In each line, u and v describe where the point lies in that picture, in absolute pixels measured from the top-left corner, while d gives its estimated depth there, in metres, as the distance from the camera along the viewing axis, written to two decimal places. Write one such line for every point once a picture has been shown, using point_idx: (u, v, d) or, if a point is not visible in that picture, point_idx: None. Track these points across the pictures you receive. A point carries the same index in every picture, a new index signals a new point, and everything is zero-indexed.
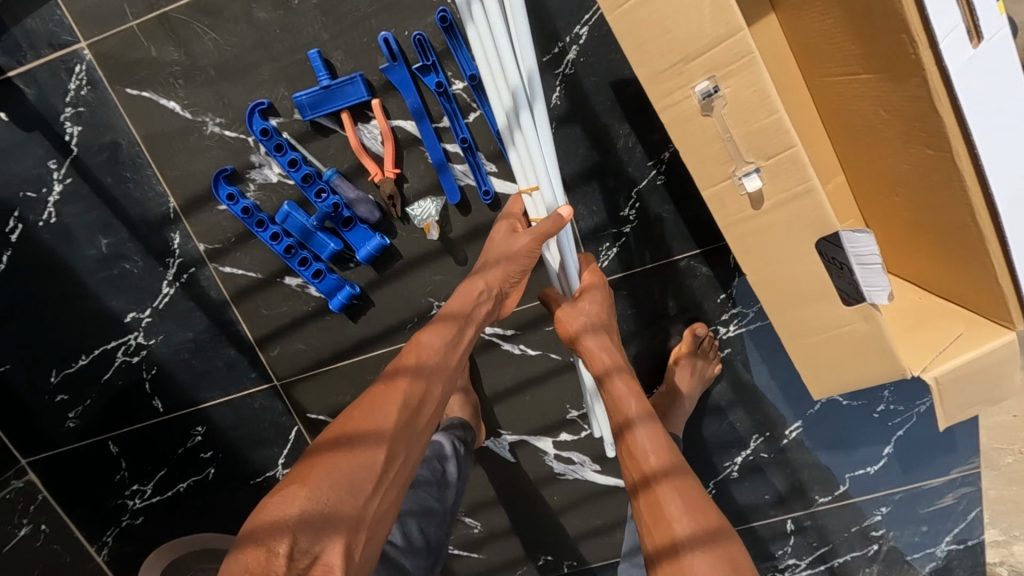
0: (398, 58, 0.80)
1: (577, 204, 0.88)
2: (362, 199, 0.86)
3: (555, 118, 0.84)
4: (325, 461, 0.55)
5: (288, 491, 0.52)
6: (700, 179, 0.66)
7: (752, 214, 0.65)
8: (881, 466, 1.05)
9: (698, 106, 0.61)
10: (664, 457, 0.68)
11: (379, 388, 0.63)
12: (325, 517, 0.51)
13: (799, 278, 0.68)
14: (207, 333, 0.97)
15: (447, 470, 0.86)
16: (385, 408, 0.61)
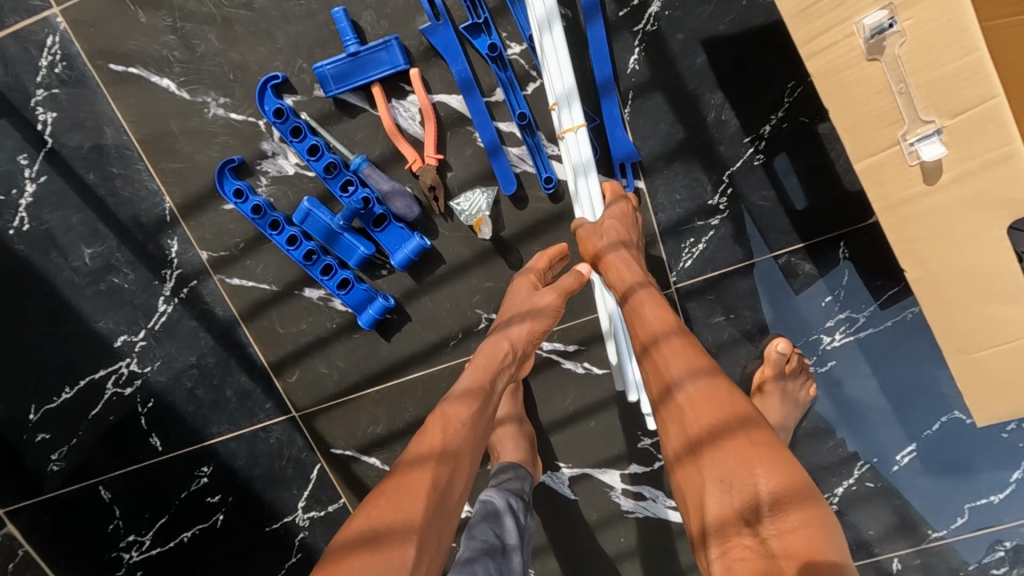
0: (443, 17, 0.65)
1: (656, 191, 0.73)
2: (398, 192, 0.71)
3: (633, 87, 0.69)
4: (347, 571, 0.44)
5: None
6: (851, 147, 0.50)
7: (922, 190, 0.50)
8: (1008, 494, 0.86)
9: (863, 47, 0.46)
10: (678, 349, 0.51)
11: (405, 465, 0.53)
12: None
13: (976, 274, 0.52)
14: (212, 357, 0.82)
15: (503, 536, 0.67)
16: (412, 490, 0.50)
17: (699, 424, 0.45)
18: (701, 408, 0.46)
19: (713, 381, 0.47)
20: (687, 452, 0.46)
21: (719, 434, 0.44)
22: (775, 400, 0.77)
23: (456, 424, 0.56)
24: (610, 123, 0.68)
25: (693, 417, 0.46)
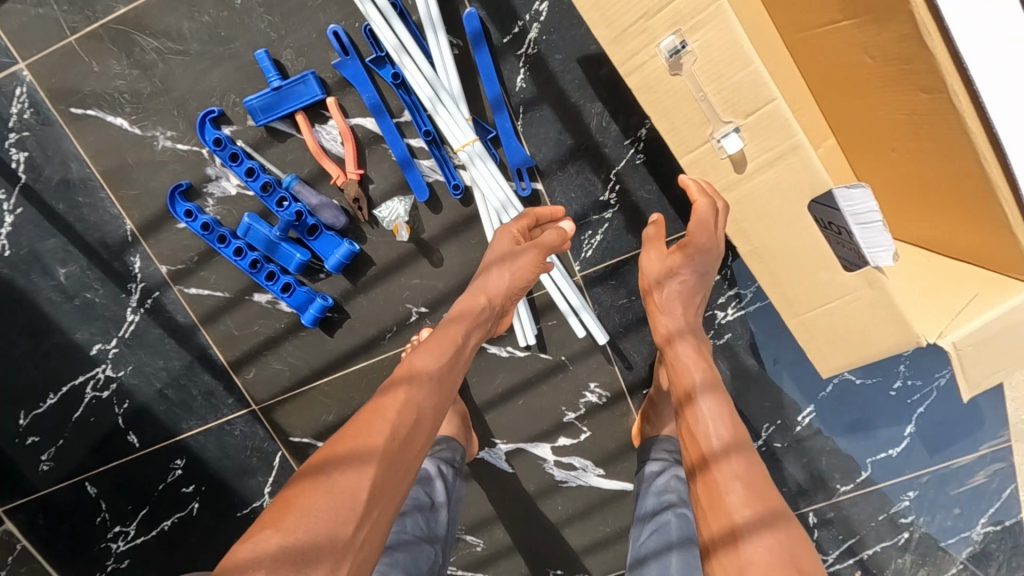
0: (350, 52, 0.75)
1: (553, 191, 0.83)
2: (325, 204, 0.81)
3: (522, 103, 0.79)
4: (297, 501, 0.48)
5: (252, 540, 0.45)
6: (675, 146, 0.60)
7: (735, 178, 0.60)
8: (903, 447, 0.99)
9: (666, 65, 0.56)
10: (720, 412, 0.65)
11: (367, 414, 0.56)
12: (299, 565, 0.44)
13: (791, 244, 0.62)
14: (178, 360, 0.92)
15: (432, 495, 0.79)
16: (369, 435, 0.53)
17: (751, 480, 0.59)
18: (748, 466, 0.60)
19: (743, 445, 0.62)
20: (716, 490, 0.60)
21: (744, 483, 0.59)
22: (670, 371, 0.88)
23: (423, 383, 0.59)
24: (504, 134, 0.78)
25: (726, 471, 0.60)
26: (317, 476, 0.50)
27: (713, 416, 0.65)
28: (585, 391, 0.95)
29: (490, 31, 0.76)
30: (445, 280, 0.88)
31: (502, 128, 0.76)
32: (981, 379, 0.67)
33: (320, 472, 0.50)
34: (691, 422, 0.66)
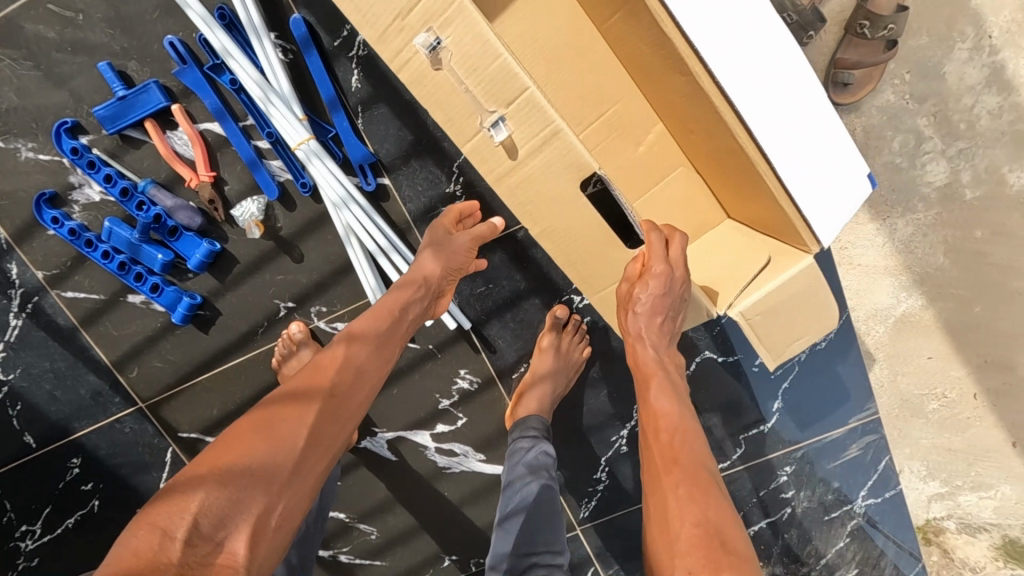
0: (188, 61, 0.80)
1: (400, 186, 0.87)
2: (181, 206, 0.86)
3: (360, 103, 0.83)
4: (235, 449, 0.58)
5: (193, 480, 0.56)
6: (456, 136, 0.64)
7: (512, 164, 0.64)
8: (775, 423, 1.02)
9: (428, 61, 0.59)
10: (674, 408, 0.73)
11: (308, 379, 0.66)
12: (231, 502, 0.55)
13: (580, 224, 0.66)
14: (64, 362, 0.96)
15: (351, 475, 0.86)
16: (305, 399, 0.64)
17: (673, 455, 0.69)
18: (672, 449, 0.69)
19: (685, 427, 0.71)
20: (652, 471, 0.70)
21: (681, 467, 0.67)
22: (547, 356, 0.92)
23: (361, 356, 0.70)
24: (342, 133, 0.82)
25: (683, 451, 0.69)
26: (259, 429, 0.60)
27: (666, 410, 0.72)
28: (456, 378, 0.98)
29: (321, 36, 0.80)
30: (308, 275, 0.92)
31: (337, 127, 0.79)
32: (782, 347, 0.71)
33: (259, 426, 0.61)
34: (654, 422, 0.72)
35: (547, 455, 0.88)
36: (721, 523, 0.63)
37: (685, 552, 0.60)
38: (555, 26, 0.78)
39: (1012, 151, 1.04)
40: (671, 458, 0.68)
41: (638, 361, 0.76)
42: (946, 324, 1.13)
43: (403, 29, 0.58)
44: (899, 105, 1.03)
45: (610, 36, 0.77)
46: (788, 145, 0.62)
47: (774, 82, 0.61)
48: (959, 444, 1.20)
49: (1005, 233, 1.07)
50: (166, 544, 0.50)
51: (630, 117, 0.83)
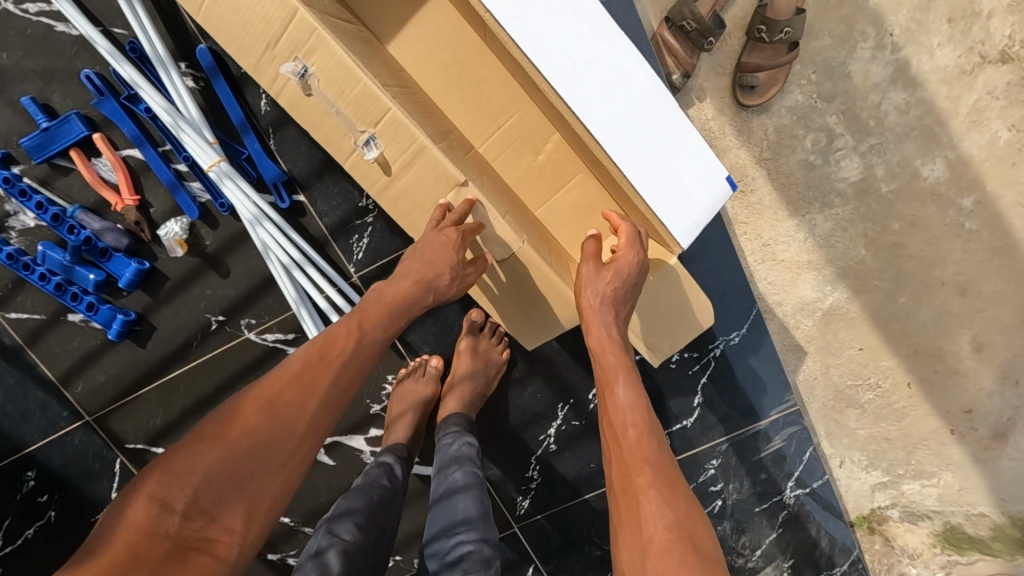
0: (105, 92, 0.85)
1: (315, 201, 0.92)
2: (108, 229, 0.91)
3: (270, 124, 0.88)
4: (236, 423, 0.59)
5: (193, 448, 0.56)
6: (338, 153, 0.72)
7: (387, 179, 0.71)
8: (696, 418, 1.13)
9: (300, 87, 0.67)
10: (634, 397, 0.72)
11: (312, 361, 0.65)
12: (229, 479, 0.56)
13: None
14: (13, 378, 1.00)
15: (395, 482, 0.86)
16: (314, 384, 0.63)
17: (643, 451, 0.67)
18: (637, 448, 0.67)
19: (649, 424, 0.70)
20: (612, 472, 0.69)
21: (653, 468, 0.65)
22: (464, 358, 0.98)
23: (367, 343, 0.69)
24: (254, 154, 0.86)
25: (640, 455, 0.67)
26: (258, 404, 0.60)
27: (630, 404, 0.72)
28: (386, 383, 1.04)
29: (228, 64, 0.86)
30: (238, 289, 0.98)
31: (245, 147, 0.84)
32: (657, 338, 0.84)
33: (262, 403, 0.61)
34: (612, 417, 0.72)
35: (469, 445, 0.89)
36: (700, 524, 0.61)
37: (658, 557, 0.58)
38: (440, 49, 0.82)
39: (922, 145, 1.07)
40: (637, 457, 0.67)
41: (595, 349, 0.76)
42: (874, 318, 1.13)
43: (274, 61, 0.67)
44: (808, 105, 1.07)
45: (496, 49, 0.80)
46: (638, 148, 0.70)
47: (624, 91, 0.69)
48: (895, 433, 1.17)
49: (923, 225, 1.09)
50: (165, 516, 0.52)
51: (525, 128, 0.85)
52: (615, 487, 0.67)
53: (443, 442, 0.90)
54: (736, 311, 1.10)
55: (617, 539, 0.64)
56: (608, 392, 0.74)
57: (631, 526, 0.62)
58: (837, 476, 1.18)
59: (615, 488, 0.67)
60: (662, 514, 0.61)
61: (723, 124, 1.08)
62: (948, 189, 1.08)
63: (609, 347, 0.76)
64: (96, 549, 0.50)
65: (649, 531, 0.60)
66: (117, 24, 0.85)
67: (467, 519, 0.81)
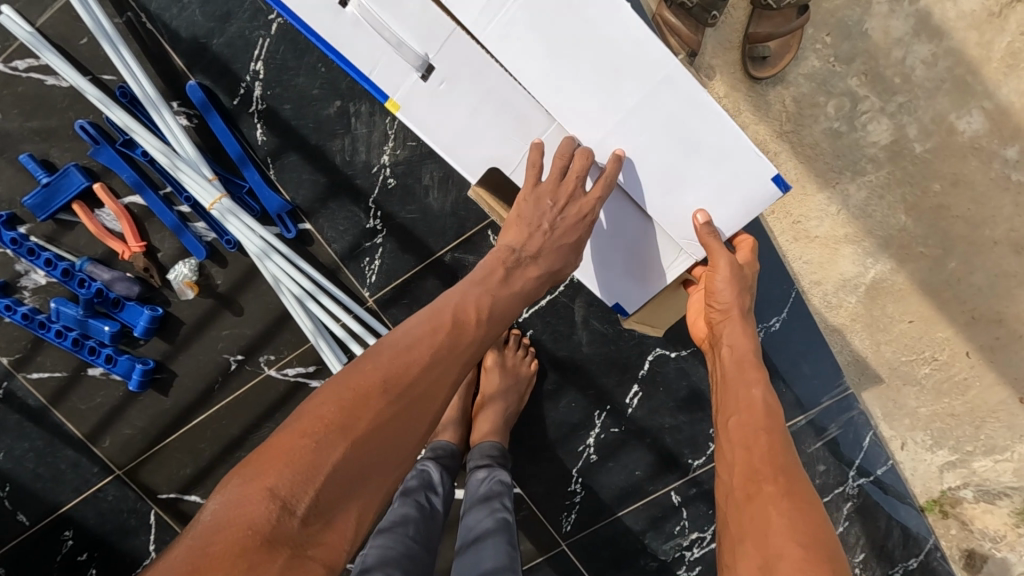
0: (101, 140, 0.84)
1: (321, 228, 0.89)
2: (119, 278, 0.89)
3: (269, 154, 0.86)
4: (366, 413, 0.52)
5: (321, 441, 0.49)
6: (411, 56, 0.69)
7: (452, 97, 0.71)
8: None
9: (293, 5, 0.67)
10: (772, 401, 0.65)
11: (440, 348, 0.60)
12: (354, 477, 0.50)
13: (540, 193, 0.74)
14: (41, 441, 0.98)
15: (433, 502, 0.82)
16: (442, 372, 0.59)
17: (771, 454, 0.59)
18: (769, 451, 0.59)
19: (778, 428, 0.62)
20: (728, 471, 0.61)
21: (784, 480, 0.57)
22: (493, 374, 0.95)
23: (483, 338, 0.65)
24: (255, 186, 0.84)
25: (772, 458, 0.59)
26: (390, 395, 0.54)
27: (759, 405, 0.64)
28: None
29: (220, 97, 0.84)
30: (255, 325, 0.96)
31: (245, 180, 0.82)
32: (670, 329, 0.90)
33: (395, 392, 0.54)
34: (741, 417, 0.64)
35: (501, 483, 0.84)
36: (839, 553, 0.51)
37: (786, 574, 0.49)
38: None
39: (955, 98, 1.01)
40: (765, 460, 0.59)
41: (734, 343, 0.72)
42: (923, 287, 1.05)
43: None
44: (828, 70, 1.01)
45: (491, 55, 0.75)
46: (643, 148, 0.71)
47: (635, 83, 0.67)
48: (960, 408, 1.09)
49: (966, 182, 1.02)
50: (286, 518, 0.46)
51: None
52: (734, 489, 0.59)
53: (475, 477, 0.86)
54: (775, 294, 1.05)
55: (734, 552, 0.55)
56: (738, 390, 0.67)
57: (755, 538, 0.54)
58: (901, 459, 1.10)
59: (735, 491, 0.59)
60: (794, 532, 0.52)
61: (738, 99, 1.02)
62: (989, 142, 1.01)
63: (749, 345, 0.71)
64: (201, 539, 0.44)
65: (778, 546, 0.51)
66: (106, 71, 0.83)
67: (495, 566, 0.72)
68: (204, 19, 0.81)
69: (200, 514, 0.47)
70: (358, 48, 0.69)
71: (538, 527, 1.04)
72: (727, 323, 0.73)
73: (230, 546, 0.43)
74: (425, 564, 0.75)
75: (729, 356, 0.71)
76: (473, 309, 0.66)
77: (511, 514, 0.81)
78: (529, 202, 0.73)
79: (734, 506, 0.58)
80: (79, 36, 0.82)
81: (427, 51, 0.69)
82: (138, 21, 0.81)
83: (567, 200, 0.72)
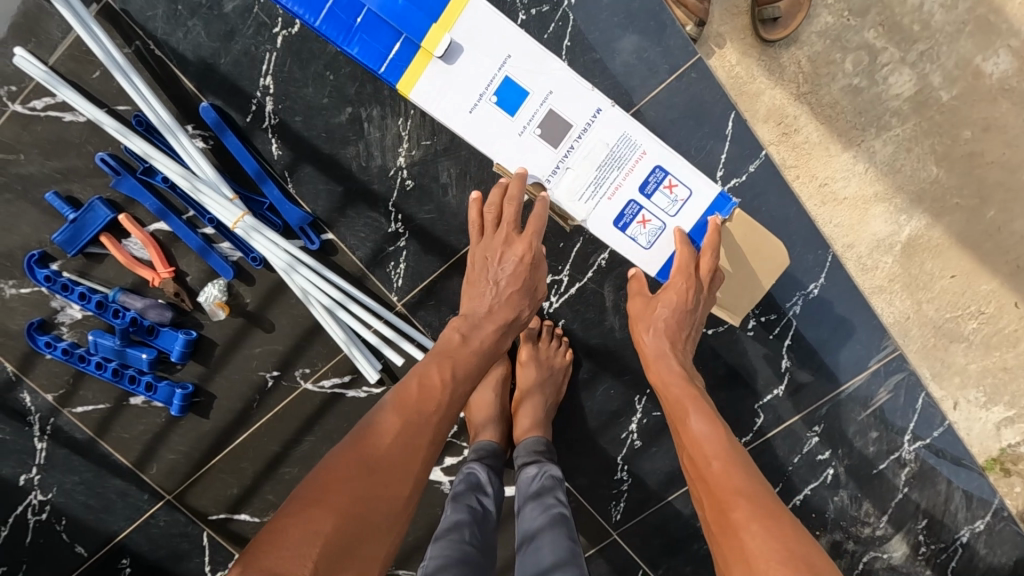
0: (121, 171, 0.85)
1: (344, 236, 0.89)
2: (151, 305, 0.90)
3: (286, 168, 0.86)
4: (346, 483, 0.57)
5: (311, 512, 0.54)
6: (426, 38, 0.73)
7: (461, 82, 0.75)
8: (788, 385, 1.01)
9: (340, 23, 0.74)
10: (711, 426, 0.74)
11: (408, 413, 0.65)
12: (348, 542, 0.54)
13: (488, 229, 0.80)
14: (91, 472, 1.00)
15: (484, 504, 0.81)
16: (415, 433, 0.65)
17: (734, 478, 0.68)
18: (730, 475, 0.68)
19: (735, 458, 0.70)
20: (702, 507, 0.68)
21: (748, 502, 0.65)
22: (529, 368, 0.94)
23: (454, 400, 0.70)
24: (276, 201, 0.84)
25: (730, 488, 0.67)
26: (366, 464, 0.59)
27: (707, 435, 0.73)
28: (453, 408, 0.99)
29: (233, 116, 0.84)
30: (287, 339, 0.96)
31: (266, 196, 0.82)
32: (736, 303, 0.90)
33: (370, 460, 0.60)
34: (694, 443, 0.73)
35: (553, 478, 0.83)
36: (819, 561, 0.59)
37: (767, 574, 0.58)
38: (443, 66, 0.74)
39: (978, 40, 0.98)
40: (730, 486, 0.67)
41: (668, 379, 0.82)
42: (963, 241, 1.02)
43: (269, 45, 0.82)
44: (843, 26, 0.98)
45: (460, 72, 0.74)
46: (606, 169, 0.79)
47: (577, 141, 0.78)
48: (1012, 361, 1.05)
49: (997, 127, 0.99)
50: None
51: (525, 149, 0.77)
52: (709, 522, 0.66)
53: (525, 474, 0.84)
54: (809, 261, 0.96)
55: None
56: (681, 423, 0.77)
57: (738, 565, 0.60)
58: (955, 420, 1.06)
59: (710, 523, 0.66)
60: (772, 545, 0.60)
61: (750, 66, 1.00)
62: (1018, 82, 0.98)
63: (682, 378, 0.81)
64: None
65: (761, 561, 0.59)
66: (119, 102, 0.84)
67: (557, 561, 0.71)
68: (209, 39, 0.82)
69: None
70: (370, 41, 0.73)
71: (587, 519, 1.02)
72: (659, 366, 0.83)
73: None
74: (484, 566, 0.74)
75: (675, 391, 0.80)
76: (438, 377, 0.70)
77: (565, 508, 0.80)
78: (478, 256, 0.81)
79: (713, 539, 0.65)
80: (91, 70, 0.83)
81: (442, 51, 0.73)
82: (146, 49, 0.82)
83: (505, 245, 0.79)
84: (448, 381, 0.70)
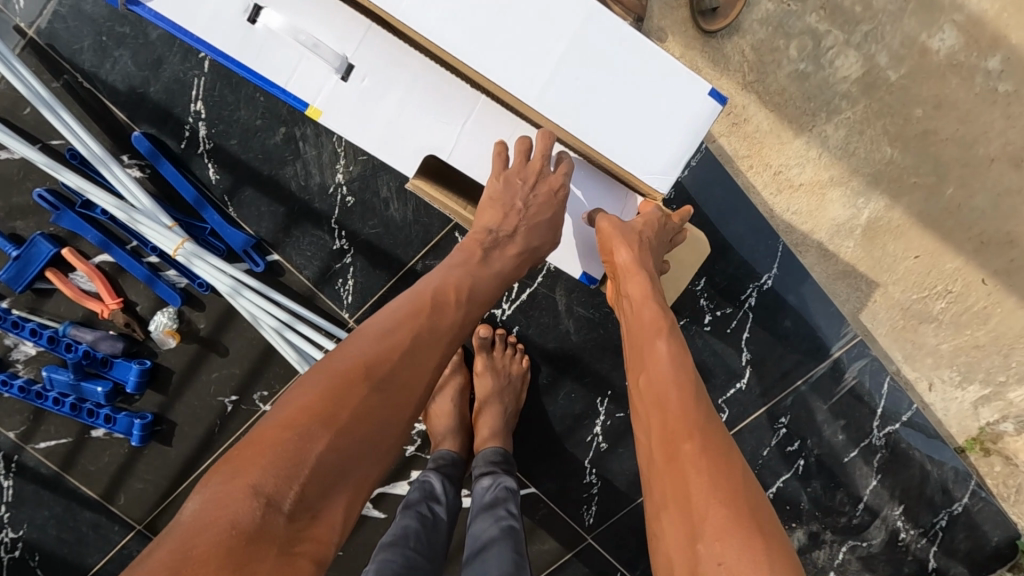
0: (61, 206, 0.85)
1: (290, 255, 0.88)
2: (102, 337, 0.90)
3: (225, 192, 0.86)
4: (348, 401, 0.53)
5: (306, 430, 0.50)
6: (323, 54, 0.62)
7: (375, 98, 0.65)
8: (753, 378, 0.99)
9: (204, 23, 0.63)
10: (675, 353, 0.66)
11: (416, 331, 0.60)
12: (341, 466, 0.51)
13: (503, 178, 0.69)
14: (60, 506, 1.00)
15: (436, 512, 0.80)
16: (425, 354, 0.60)
17: (686, 414, 0.60)
18: (680, 414, 0.60)
19: (693, 386, 0.62)
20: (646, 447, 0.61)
21: (699, 437, 0.58)
22: (485, 377, 0.93)
23: (467, 322, 0.66)
24: (217, 226, 0.84)
25: (684, 421, 0.59)
26: (372, 381, 0.55)
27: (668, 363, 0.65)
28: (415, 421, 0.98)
29: (167, 143, 0.84)
30: (244, 363, 0.96)
31: (206, 222, 0.82)
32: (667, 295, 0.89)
33: (375, 378, 0.55)
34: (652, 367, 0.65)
35: (507, 489, 0.82)
36: (760, 509, 0.54)
37: (714, 538, 0.51)
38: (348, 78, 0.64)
39: (922, 16, 0.96)
40: (682, 420, 0.59)
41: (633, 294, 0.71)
42: (924, 220, 1.00)
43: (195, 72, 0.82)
44: (785, 12, 0.97)
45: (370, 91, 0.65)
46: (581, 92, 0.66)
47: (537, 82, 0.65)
48: (984, 338, 1.01)
49: (949, 103, 0.97)
50: (273, 514, 0.46)
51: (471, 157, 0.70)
52: (655, 457, 0.60)
53: (480, 485, 0.84)
54: (762, 251, 1.00)
55: (659, 518, 0.57)
56: (644, 346, 0.68)
57: (677, 506, 0.55)
58: (930, 402, 1.03)
59: (655, 455, 0.60)
60: (715, 490, 0.54)
61: (693, 58, 0.98)
62: (967, 56, 0.97)
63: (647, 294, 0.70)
64: (182, 537, 0.43)
65: (701, 509, 0.53)
66: (54, 136, 0.84)
67: None
68: (138, 68, 0.81)
69: (178, 512, 0.47)
70: (268, 57, 0.62)
71: (559, 525, 1.01)
72: (629, 279, 0.71)
73: (213, 546, 0.42)
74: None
75: (632, 313, 0.71)
76: (454, 293, 0.66)
77: (517, 520, 0.79)
78: (497, 184, 0.68)
79: (656, 475, 0.59)
80: (22, 106, 0.83)
81: (345, 50, 0.63)
82: (75, 82, 0.81)
83: (536, 179, 0.68)
84: (463, 303, 0.66)
